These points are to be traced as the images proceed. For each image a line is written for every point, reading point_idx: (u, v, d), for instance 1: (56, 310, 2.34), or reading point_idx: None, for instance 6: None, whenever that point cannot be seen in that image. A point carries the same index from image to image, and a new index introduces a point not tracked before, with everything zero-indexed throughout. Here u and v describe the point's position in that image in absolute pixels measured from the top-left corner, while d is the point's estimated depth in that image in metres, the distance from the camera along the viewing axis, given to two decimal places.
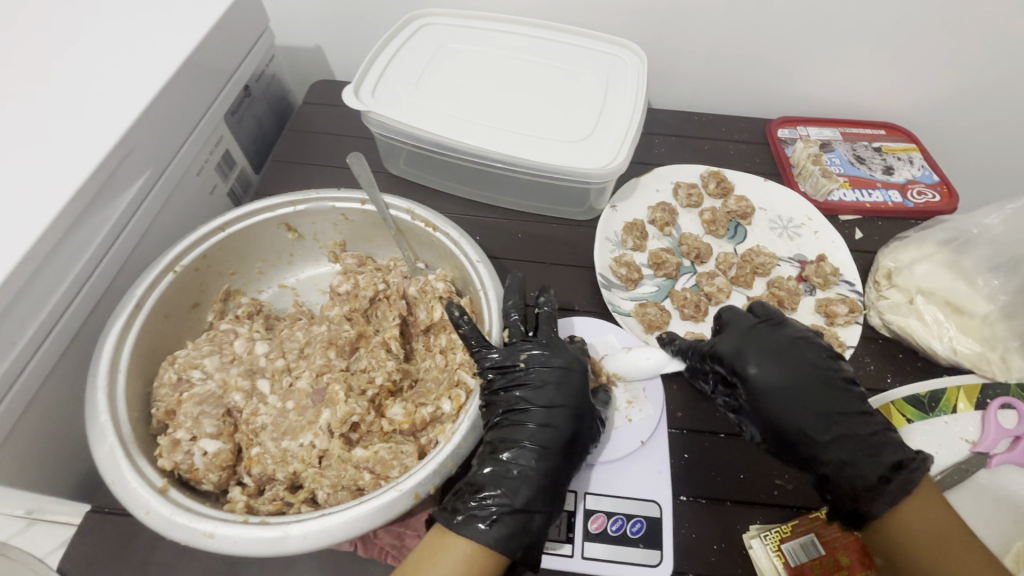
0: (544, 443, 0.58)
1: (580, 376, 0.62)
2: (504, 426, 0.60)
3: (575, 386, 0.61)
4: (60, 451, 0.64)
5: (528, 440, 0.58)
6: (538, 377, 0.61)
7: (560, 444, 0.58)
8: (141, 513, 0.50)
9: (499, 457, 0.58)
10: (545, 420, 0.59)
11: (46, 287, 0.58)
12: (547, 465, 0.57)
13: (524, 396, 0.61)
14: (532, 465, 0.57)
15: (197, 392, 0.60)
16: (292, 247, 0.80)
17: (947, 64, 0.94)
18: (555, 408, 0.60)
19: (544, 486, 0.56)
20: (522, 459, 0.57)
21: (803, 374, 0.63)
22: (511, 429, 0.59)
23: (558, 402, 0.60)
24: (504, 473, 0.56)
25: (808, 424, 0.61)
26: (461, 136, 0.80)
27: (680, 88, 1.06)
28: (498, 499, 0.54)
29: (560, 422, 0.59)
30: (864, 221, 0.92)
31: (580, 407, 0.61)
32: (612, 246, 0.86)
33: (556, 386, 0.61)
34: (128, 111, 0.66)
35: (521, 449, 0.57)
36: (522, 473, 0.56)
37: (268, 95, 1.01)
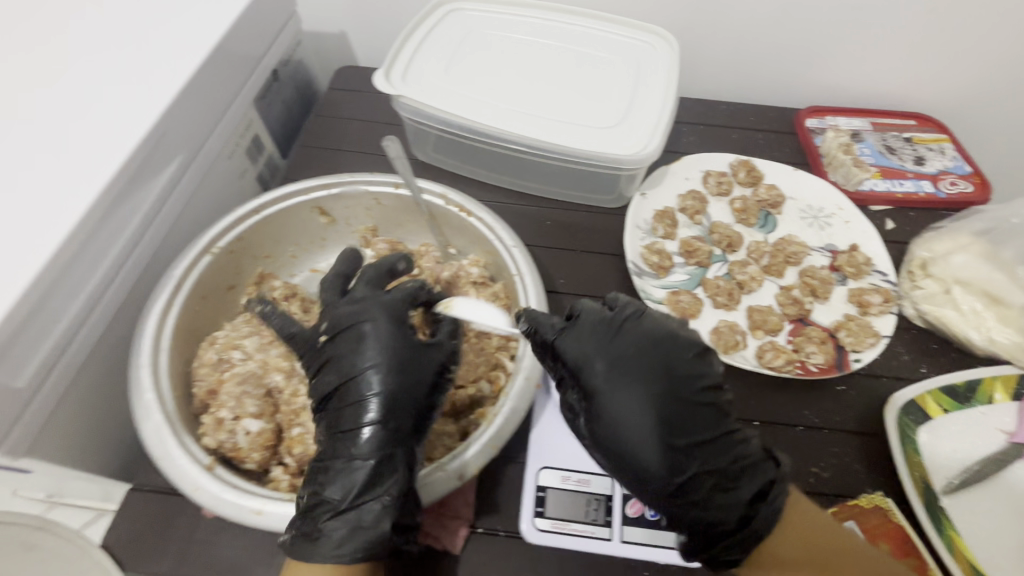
0: (385, 416, 0.51)
1: (386, 330, 0.54)
2: (339, 401, 0.53)
3: (384, 342, 0.54)
4: (100, 430, 0.64)
5: (362, 420, 0.51)
6: (352, 339, 0.54)
7: (396, 415, 0.51)
8: (189, 489, 0.50)
9: (329, 440, 0.52)
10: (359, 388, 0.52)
11: (89, 266, 0.59)
12: (375, 445, 0.50)
13: (349, 362, 0.53)
14: (371, 448, 0.50)
15: (238, 371, 0.60)
16: (324, 231, 0.80)
17: (981, 54, 0.93)
18: (357, 376, 0.52)
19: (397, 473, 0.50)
20: (361, 444, 0.50)
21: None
22: (351, 410, 0.51)
23: (387, 363, 0.52)
24: (337, 464, 0.50)
25: (657, 440, 0.53)
26: (492, 121, 0.80)
27: (707, 77, 1.05)
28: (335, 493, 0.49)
29: (389, 390, 0.51)
30: (895, 212, 0.91)
31: (402, 361, 0.53)
32: (642, 234, 0.85)
33: (383, 342, 0.54)
34: (166, 92, 0.67)
35: (361, 433, 0.50)
36: (363, 464, 0.49)
37: (294, 80, 1.01)
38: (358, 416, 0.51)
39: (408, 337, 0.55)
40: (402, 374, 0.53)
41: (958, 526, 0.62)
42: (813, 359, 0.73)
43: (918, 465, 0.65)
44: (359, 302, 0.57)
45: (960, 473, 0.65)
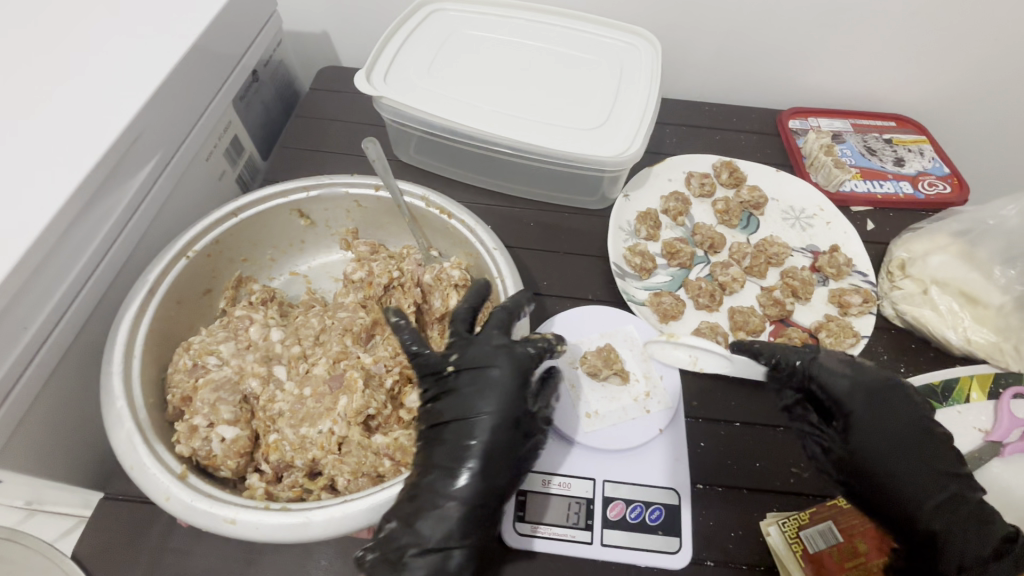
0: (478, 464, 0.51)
1: (504, 379, 0.54)
2: (431, 446, 0.53)
3: (508, 394, 0.54)
4: (73, 438, 0.63)
5: (455, 465, 0.51)
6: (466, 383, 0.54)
7: (496, 461, 0.51)
8: (161, 498, 0.49)
9: (418, 483, 0.51)
10: (476, 436, 0.52)
11: (58, 272, 0.57)
12: (479, 488, 0.50)
13: (455, 409, 0.54)
14: (461, 494, 0.50)
15: (213, 378, 0.59)
16: (303, 234, 0.79)
17: (959, 55, 0.94)
18: (464, 420, 0.53)
19: (470, 515, 0.50)
20: (448, 487, 0.50)
21: (907, 403, 0.58)
22: (438, 451, 0.52)
23: (490, 412, 0.53)
24: (427, 507, 0.49)
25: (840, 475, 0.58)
26: (474, 123, 0.79)
27: (690, 78, 1.06)
28: (413, 535, 0.48)
29: (490, 440, 0.52)
30: (875, 213, 0.92)
31: (519, 413, 0.53)
32: (625, 235, 0.85)
33: (494, 389, 0.54)
34: (140, 93, 0.65)
35: (445, 476, 0.51)
36: (446, 508, 0.49)
37: (274, 80, 0.99)
38: (445, 461, 0.51)
39: (525, 387, 0.55)
40: (520, 424, 0.53)
41: None
42: None
43: None
44: (481, 352, 0.56)
45: None
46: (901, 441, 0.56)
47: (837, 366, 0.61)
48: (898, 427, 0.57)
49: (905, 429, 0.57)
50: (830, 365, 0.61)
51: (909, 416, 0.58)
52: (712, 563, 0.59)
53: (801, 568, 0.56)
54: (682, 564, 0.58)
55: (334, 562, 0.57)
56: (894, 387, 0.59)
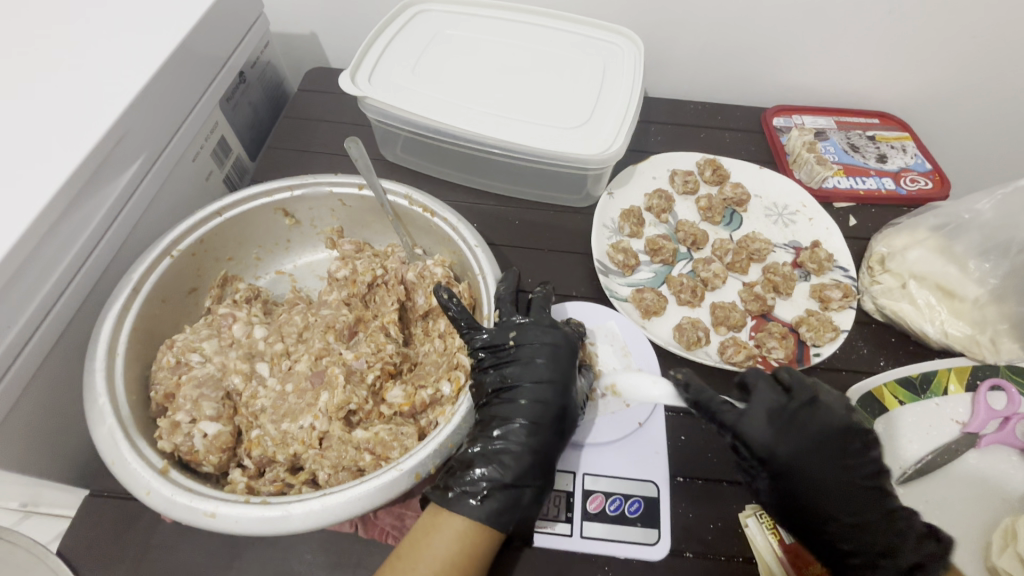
0: (537, 418, 0.58)
1: (558, 350, 0.62)
2: (495, 404, 0.60)
3: (563, 361, 0.61)
4: (57, 434, 0.63)
5: (518, 418, 0.58)
6: (527, 354, 0.61)
7: (552, 418, 0.59)
8: (142, 493, 0.50)
9: (489, 433, 0.58)
10: (536, 396, 0.59)
11: (42, 271, 0.58)
12: (539, 440, 0.58)
13: (513, 374, 0.60)
14: (526, 441, 0.57)
15: (196, 374, 0.60)
16: (289, 233, 0.80)
17: (941, 53, 0.95)
18: (542, 383, 0.60)
19: (534, 461, 0.57)
20: (514, 436, 0.57)
21: (824, 453, 0.57)
22: (503, 408, 0.59)
23: (548, 378, 0.60)
24: (493, 450, 0.57)
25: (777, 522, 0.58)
26: (457, 122, 0.80)
27: (675, 77, 1.07)
28: (490, 474, 0.55)
29: (548, 399, 0.59)
30: (858, 209, 0.93)
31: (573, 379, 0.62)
32: (609, 233, 0.86)
33: (550, 360, 0.61)
34: (122, 94, 0.66)
35: (512, 426, 0.58)
36: (518, 452, 0.56)
37: (262, 82, 1.00)
38: (513, 414, 0.59)
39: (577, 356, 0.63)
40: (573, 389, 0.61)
41: (911, 514, 0.64)
42: (775, 355, 0.74)
43: None
44: (536, 328, 0.63)
45: (913, 463, 0.66)
46: (822, 492, 0.56)
47: (758, 416, 0.58)
48: (818, 474, 0.57)
49: (827, 481, 0.57)
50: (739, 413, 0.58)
51: (826, 468, 0.57)
52: (691, 554, 0.59)
53: (778, 558, 0.58)
54: (660, 555, 0.59)
55: (317, 557, 0.58)
56: (821, 441, 0.58)
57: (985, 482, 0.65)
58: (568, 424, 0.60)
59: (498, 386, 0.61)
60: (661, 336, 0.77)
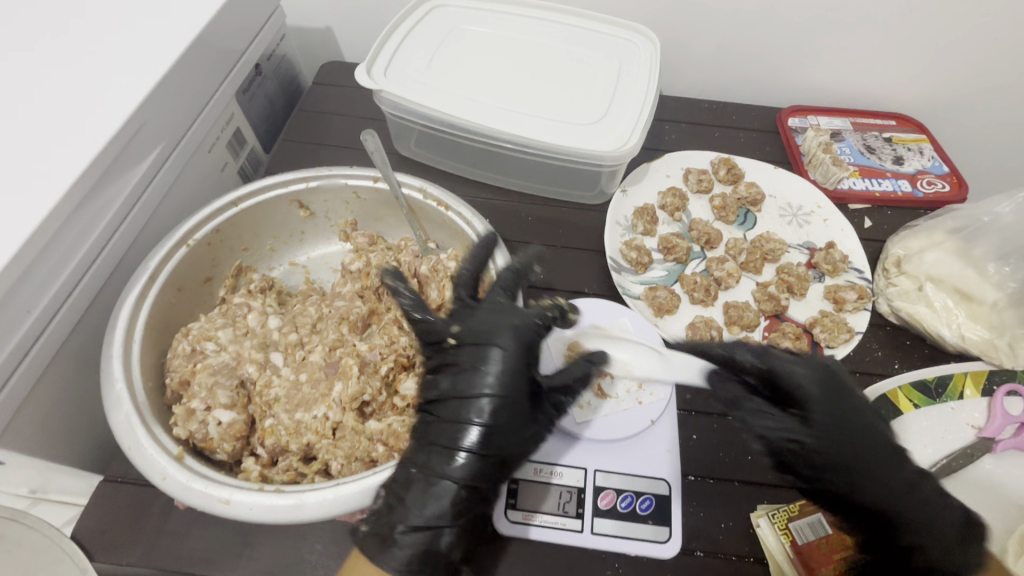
0: (483, 443, 0.54)
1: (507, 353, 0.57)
2: (430, 419, 0.57)
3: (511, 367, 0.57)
4: (73, 420, 0.64)
5: (451, 443, 0.54)
6: (464, 359, 0.58)
7: (505, 436, 0.55)
8: (158, 478, 0.50)
9: (416, 458, 0.55)
10: (487, 416, 0.55)
11: (61, 257, 0.59)
12: (467, 470, 0.54)
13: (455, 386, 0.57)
14: (454, 470, 0.54)
15: (211, 363, 0.60)
16: (303, 225, 0.81)
17: (962, 53, 0.94)
18: (472, 401, 0.55)
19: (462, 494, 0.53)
20: (457, 465, 0.54)
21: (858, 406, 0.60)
22: (439, 429, 0.56)
23: (483, 398, 0.55)
24: (421, 484, 0.54)
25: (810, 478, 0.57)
26: (473, 117, 0.80)
27: (690, 76, 1.06)
28: (403, 515, 0.53)
29: (492, 418, 0.55)
30: (873, 210, 0.92)
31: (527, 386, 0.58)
32: (622, 231, 0.86)
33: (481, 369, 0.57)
34: (143, 84, 0.66)
35: (450, 452, 0.54)
36: (442, 485, 0.53)
37: (278, 75, 1.01)
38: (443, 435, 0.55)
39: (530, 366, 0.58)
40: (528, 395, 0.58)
41: None
42: None
43: None
44: (479, 326, 0.59)
45: (928, 467, 0.66)
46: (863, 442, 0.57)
47: (800, 367, 0.62)
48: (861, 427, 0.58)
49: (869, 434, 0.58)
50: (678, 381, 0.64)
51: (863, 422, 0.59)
52: (700, 553, 0.59)
53: (789, 559, 0.57)
54: (671, 553, 0.58)
55: (327, 547, 0.58)
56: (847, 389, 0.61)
57: (1001, 487, 0.64)
58: (518, 440, 0.57)
59: (435, 401, 0.58)
60: (673, 335, 0.77)
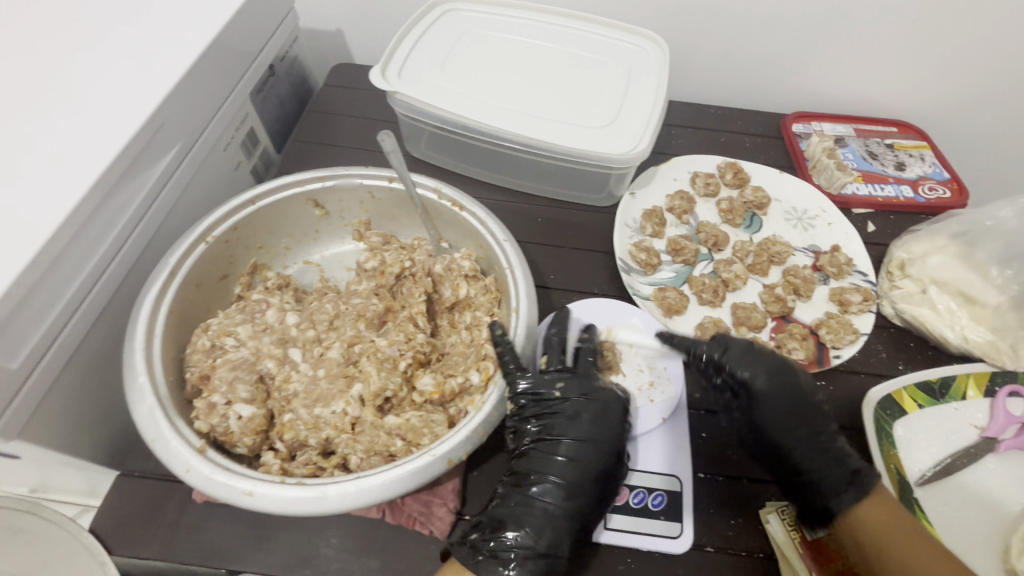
0: (570, 480, 0.59)
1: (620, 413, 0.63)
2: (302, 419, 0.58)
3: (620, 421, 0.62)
4: (91, 414, 0.64)
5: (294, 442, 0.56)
6: (572, 408, 0.63)
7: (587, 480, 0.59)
8: (181, 471, 0.51)
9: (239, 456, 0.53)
10: (573, 454, 0.60)
11: (83, 253, 0.59)
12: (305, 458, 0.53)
13: (554, 430, 0.62)
14: (559, 505, 0.57)
15: (231, 358, 0.61)
16: (318, 223, 0.81)
17: (963, 60, 0.96)
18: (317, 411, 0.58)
19: (570, 527, 0.57)
20: (549, 496, 0.58)
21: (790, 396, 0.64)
22: (536, 463, 0.61)
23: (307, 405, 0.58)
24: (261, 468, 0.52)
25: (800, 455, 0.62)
26: (486, 119, 0.81)
27: (696, 82, 1.08)
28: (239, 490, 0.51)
29: None
30: (876, 215, 0.93)
31: (621, 443, 0.61)
32: (631, 232, 0.87)
33: (594, 419, 0.62)
34: (163, 83, 0.67)
35: (546, 488, 0.59)
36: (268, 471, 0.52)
37: (290, 77, 1.02)
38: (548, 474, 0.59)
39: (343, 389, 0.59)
40: (617, 453, 0.61)
41: (930, 515, 0.64)
42: (794, 355, 0.75)
43: (893, 457, 0.67)
44: (588, 382, 0.64)
45: (932, 466, 0.67)
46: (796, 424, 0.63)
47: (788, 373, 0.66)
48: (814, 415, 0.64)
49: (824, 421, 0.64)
50: (738, 352, 0.66)
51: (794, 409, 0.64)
52: (711, 549, 0.60)
53: (800, 552, 0.58)
54: (684, 548, 0.59)
55: (344, 541, 0.58)
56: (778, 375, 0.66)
57: (1004, 486, 0.66)
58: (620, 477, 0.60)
59: (536, 439, 0.62)
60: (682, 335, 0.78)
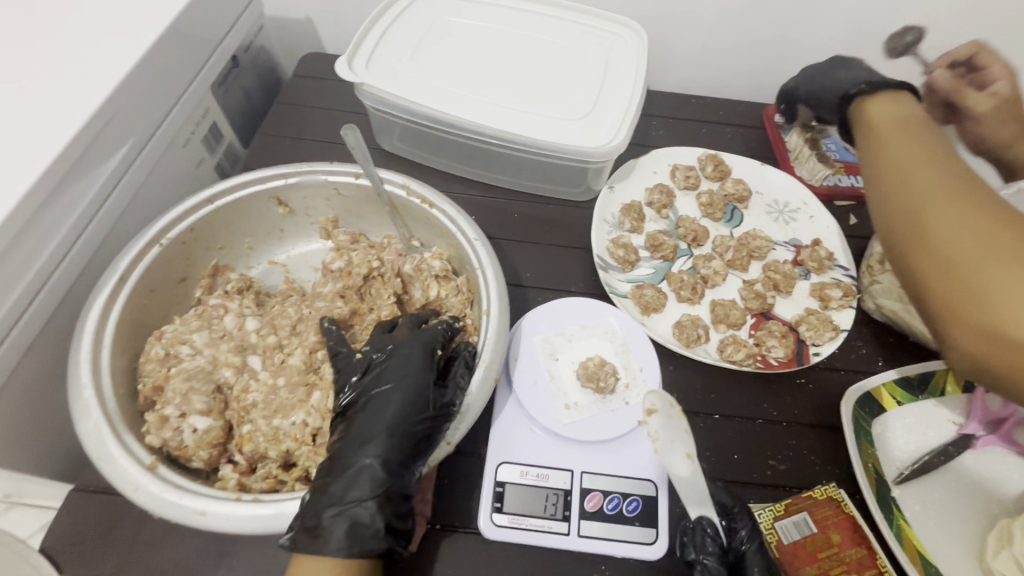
0: (392, 424, 0.52)
1: (407, 356, 0.56)
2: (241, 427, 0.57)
3: (418, 360, 0.56)
4: (39, 427, 0.62)
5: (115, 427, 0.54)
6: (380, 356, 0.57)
7: (406, 420, 0.52)
8: (129, 490, 0.48)
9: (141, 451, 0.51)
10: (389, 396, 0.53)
11: (24, 258, 0.56)
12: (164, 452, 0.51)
13: (370, 381, 0.55)
14: (372, 454, 0.50)
15: (186, 367, 0.59)
16: (282, 222, 0.78)
17: (945, 48, 0.94)
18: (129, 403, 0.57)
19: (386, 473, 0.50)
20: (365, 444, 0.51)
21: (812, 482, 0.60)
22: (360, 419, 0.53)
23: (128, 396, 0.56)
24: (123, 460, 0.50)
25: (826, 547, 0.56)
26: (456, 111, 0.78)
27: (677, 70, 1.05)
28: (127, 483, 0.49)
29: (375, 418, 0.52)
30: (858, 207, 0.92)
31: (426, 380, 0.55)
32: (609, 227, 0.85)
33: (400, 359, 0.56)
34: (110, 76, 0.63)
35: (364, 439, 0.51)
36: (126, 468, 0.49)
37: (256, 66, 0.98)
38: (366, 424, 0.53)
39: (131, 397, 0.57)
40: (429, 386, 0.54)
41: (907, 514, 0.63)
42: (774, 353, 0.74)
43: (872, 456, 0.66)
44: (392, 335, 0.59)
45: (910, 463, 0.66)
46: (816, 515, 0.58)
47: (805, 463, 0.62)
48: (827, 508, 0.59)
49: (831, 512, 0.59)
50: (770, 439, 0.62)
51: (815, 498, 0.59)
52: None
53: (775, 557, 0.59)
54: (658, 554, 0.58)
55: None
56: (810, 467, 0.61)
57: (981, 482, 0.65)
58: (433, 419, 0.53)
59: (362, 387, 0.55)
60: (660, 334, 0.76)
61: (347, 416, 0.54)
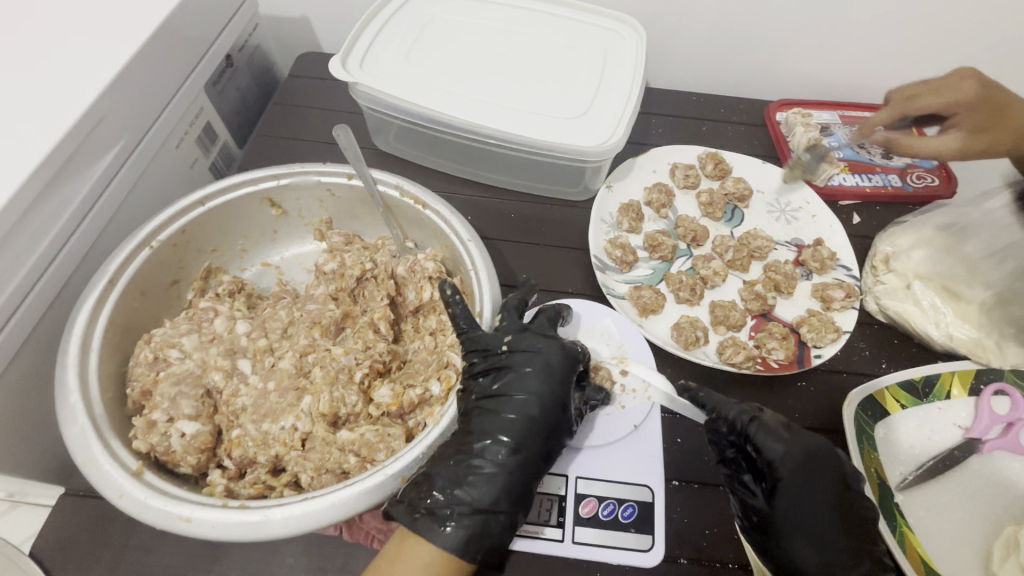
0: (518, 438, 0.55)
1: (550, 367, 0.58)
2: (231, 432, 0.57)
3: (553, 381, 0.57)
4: (27, 430, 0.61)
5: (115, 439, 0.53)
6: (517, 362, 0.58)
7: (534, 435, 0.55)
8: (114, 496, 0.48)
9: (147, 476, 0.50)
10: (520, 410, 0.56)
11: (12, 260, 0.55)
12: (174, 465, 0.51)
13: (502, 384, 0.57)
14: (504, 461, 0.53)
15: (174, 371, 0.58)
16: (275, 223, 0.78)
17: (950, 44, 0.93)
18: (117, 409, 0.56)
19: (512, 483, 0.53)
20: (492, 453, 0.54)
21: (816, 481, 0.53)
22: (483, 419, 0.56)
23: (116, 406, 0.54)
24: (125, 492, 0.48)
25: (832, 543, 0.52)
26: (451, 111, 0.77)
27: (677, 67, 1.04)
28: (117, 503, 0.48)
29: (508, 429, 0.55)
30: (862, 206, 0.90)
31: (562, 399, 0.57)
32: (607, 228, 0.84)
33: (539, 373, 0.58)
34: (101, 77, 0.62)
35: (490, 445, 0.54)
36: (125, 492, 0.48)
37: (251, 67, 0.97)
38: (492, 427, 0.55)
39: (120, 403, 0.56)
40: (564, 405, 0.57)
41: (911, 521, 0.62)
42: (774, 355, 0.72)
43: (874, 461, 0.65)
44: (537, 338, 0.60)
45: (914, 469, 0.65)
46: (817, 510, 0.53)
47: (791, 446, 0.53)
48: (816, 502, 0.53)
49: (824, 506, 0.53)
50: (768, 433, 0.54)
51: (820, 493, 0.53)
52: (684, 561, 0.58)
53: None
54: (654, 562, 0.57)
55: (300, 561, 0.56)
56: (818, 455, 0.53)
57: (988, 488, 0.64)
58: (555, 441, 0.56)
59: (485, 393, 0.57)
60: (658, 336, 0.75)
61: (468, 416, 0.57)
